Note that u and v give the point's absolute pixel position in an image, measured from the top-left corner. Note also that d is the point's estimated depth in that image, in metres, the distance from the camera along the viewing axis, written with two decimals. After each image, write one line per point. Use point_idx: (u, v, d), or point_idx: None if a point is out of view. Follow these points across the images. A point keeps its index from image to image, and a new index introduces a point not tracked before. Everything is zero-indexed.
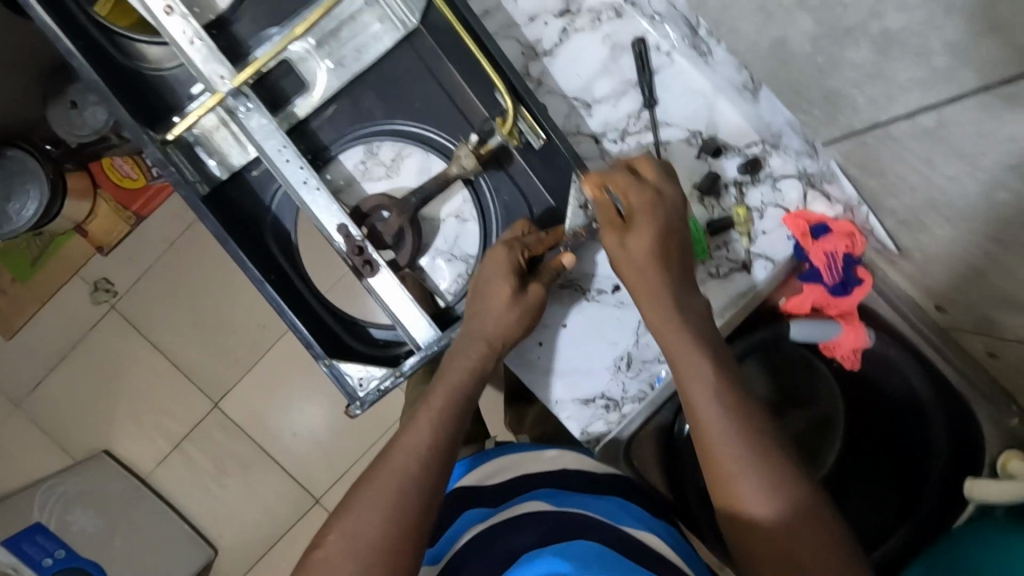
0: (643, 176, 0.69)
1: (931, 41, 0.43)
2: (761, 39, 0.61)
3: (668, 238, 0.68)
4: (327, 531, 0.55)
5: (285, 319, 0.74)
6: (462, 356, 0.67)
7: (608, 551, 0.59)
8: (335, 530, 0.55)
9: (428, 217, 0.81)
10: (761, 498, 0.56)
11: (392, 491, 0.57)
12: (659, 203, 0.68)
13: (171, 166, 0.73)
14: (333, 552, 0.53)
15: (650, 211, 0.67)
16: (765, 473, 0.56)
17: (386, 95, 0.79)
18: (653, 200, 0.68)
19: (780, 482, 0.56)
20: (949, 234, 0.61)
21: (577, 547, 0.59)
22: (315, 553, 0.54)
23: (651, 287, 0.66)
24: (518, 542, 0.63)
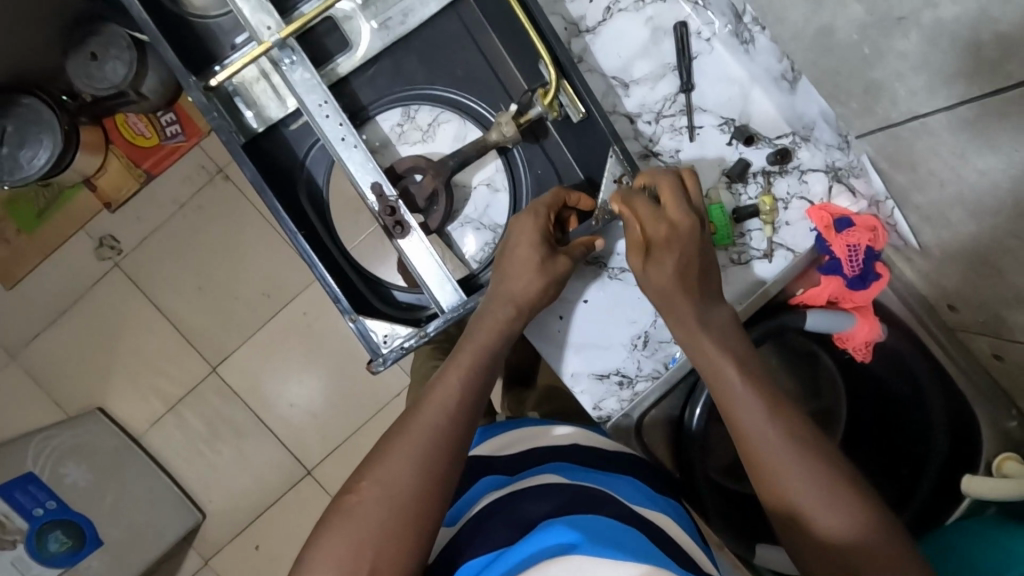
0: (663, 208, 0.70)
1: (982, 32, 0.45)
2: (809, 26, 0.62)
3: (689, 264, 0.68)
4: (357, 478, 0.56)
5: (314, 271, 0.75)
6: (489, 317, 0.68)
7: (624, 527, 0.60)
8: (365, 478, 0.55)
9: (459, 183, 0.82)
10: (797, 480, 0.57)
11: (422, 442, 0.57)
12: (676, 237, 0.68)
13: (213, 112, 0.73)
14: (364, 499, 0.54)
15: (671, 246, 0.68)
16: (793, 447, 0.58)
17: (429, 59, 0.79)
18: (673, 232, 0.68)
19: (808, 453, 0.58)
20: (972, 231, 0.63)
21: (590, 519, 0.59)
22: (346, 499, 0.55)
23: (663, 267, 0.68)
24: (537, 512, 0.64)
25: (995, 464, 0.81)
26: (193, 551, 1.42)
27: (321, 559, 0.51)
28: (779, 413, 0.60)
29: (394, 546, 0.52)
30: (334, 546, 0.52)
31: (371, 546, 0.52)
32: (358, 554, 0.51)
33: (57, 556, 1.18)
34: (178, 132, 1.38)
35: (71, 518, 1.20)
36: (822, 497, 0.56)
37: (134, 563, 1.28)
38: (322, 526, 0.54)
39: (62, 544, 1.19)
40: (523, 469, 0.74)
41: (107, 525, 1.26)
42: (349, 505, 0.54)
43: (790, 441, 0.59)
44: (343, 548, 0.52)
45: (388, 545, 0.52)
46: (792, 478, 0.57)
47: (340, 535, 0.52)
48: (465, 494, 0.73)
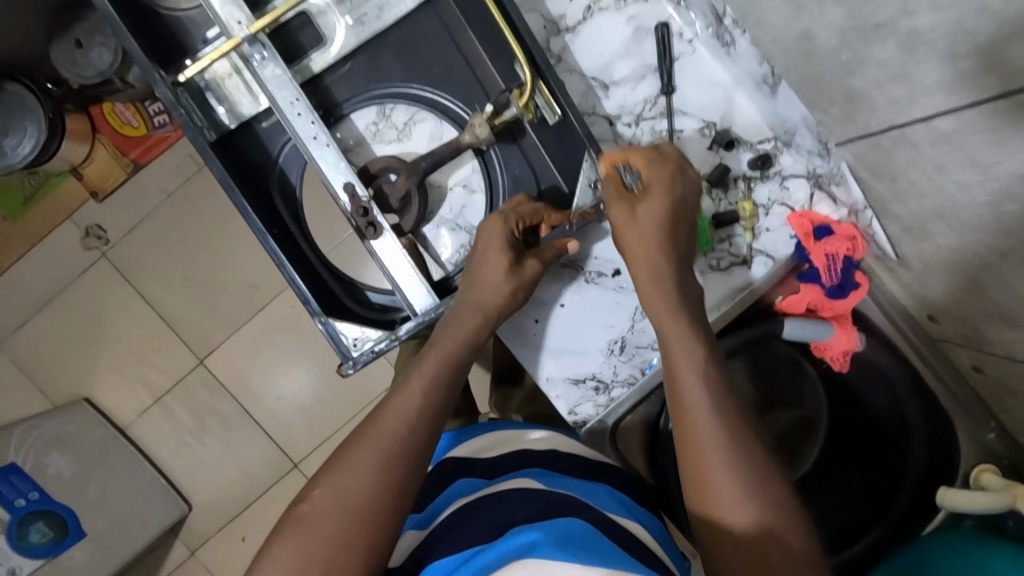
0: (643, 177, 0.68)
1: (957, 44, 0.43)
2: (788, 31, 0.60)
3: (678, 214, 0.68)
4: (313, 485, 0.55)
5: (284, 273, 0.74)
6: (458, 323, 0.67)
7: (596, 531, 0.58)
8: (320, 486, 0.54)
9: (435, 184, 0.80)
10: (733, 488, 0.52)
11: (380, 449, 0.56)
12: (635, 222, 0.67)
13: (180, 109, 0.72)
14: (317, 507, 0.53)
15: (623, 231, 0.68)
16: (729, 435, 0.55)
17: (404, 56, 0.78)
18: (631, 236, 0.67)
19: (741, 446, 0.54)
20: (952, 243, 0.62)
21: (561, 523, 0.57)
22: (300, 507, 0.54)
23: (652, 260, 0.66)
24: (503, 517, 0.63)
25: (972, 476, 0.80)
26: (178, 543, 1.42)
27: (271, 567, 0.50)
28: (733, 426, 0.56)
29: (345, 557, 0.51)
30: (284, 554, 0.51)
31: (322, 555, 0.51)
32: (308, 563, 0.50)
33: (37, 547, 1.17)
34: (165, 122, 1.36)
35: (54, 509, 1.20)
36: (761, 520, 0.51)
37: (118, 555, 1.28)
38: (276, 533, 0.53)
39: (44, 535, 1.19)
40: (494, 472, 0.73)
41: (92, 517, 1.25)
42: (302, 512, 0.53)
43: (736, 459, 0.54)
44: (293, 557, 0.51)
45: (340, 554, 0.51)
46: (733, 499, 0.52)
47: (291, 543, 0.51)
48: (438, 497, 0.72)
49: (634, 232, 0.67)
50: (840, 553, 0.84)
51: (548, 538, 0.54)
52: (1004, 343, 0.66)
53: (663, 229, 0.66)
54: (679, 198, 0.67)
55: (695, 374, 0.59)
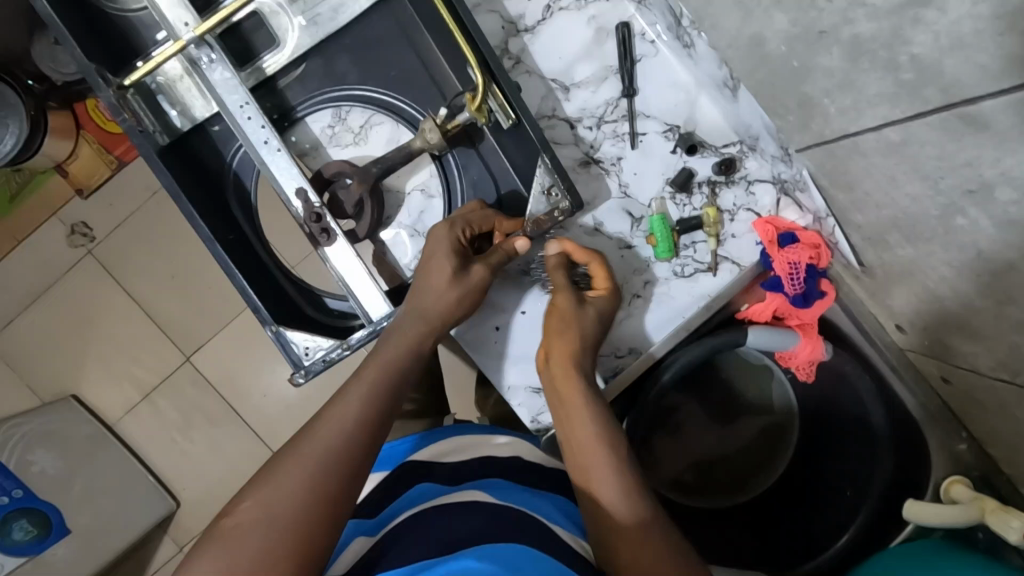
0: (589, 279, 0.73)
1: (898, 53, 0.41)
2: (741, 33, 0.58)
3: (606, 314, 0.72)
4: (239, 500, 0.52)
5: (234, 281, 0.72)
6: (403, 331, 0.66)
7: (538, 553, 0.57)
8: (245, 500, 0.52)
9: (392, 188, 0.79)
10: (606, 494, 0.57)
11: (311, 462, 0.54)
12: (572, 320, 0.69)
13: (125, 114, 0.71)
14: (243, 521, 0.50)
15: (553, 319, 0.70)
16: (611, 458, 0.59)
17: (358, 58, 0.76)
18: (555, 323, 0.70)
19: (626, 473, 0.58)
20: (911, 254, 0.60)
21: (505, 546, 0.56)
22: (224, 522, 0.51)
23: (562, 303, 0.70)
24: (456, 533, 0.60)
25: (944, 487, 0.77)
26: (167, 538, 1.43)
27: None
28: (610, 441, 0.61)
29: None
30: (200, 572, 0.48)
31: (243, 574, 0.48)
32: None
33: (19, 545, 1.14)
34: None
35: (40, 507, 1.17)
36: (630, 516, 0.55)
37: (103, 551, 1.29)
38: (195, 551, 0.50)
39: (27, 533, 1.15)
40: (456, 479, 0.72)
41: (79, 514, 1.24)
42: (225, 527, 0.50)
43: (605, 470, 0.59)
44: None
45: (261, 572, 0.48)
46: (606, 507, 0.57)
47: (210, 559, 0.48)
48: (395, 502, 0.71)
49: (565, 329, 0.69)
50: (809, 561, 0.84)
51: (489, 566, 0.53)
52: (967, 356, 0.64)
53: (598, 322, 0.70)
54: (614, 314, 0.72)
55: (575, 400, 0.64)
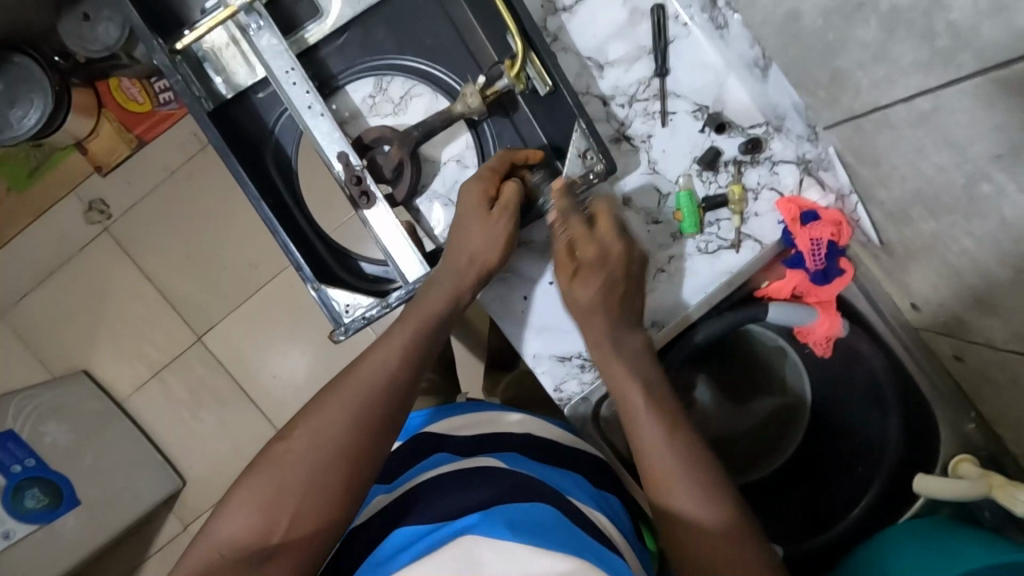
0: (596, 229, 0.73)
1: (936, 21, 0.44)
2: (778, 10, 0.61)
3: (612, 290, 0.71)
4: (291, 428, 0.58)
5: (278, 239, 0.75)
6: (435, 288, 0.69)
7: (563, 517, 0.59)
8: (298, 428, 0.58)
9: (428, 157, 0.81)
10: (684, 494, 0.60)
11: (358, 399, 0.60)
12: (607, 261, 0.71)
13: (177, 76, 0.73)
14: (292, 450, 0.56)
15: (597, 266, 0.71)
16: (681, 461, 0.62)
17: (399, 30, 0.79)
18: (602, 256, 0.71)
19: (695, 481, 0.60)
20: (932, 228, 0.62)
21: (534, 509, 0.59)
22: (278, 446, 0.57)
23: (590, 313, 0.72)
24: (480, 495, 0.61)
25: (952, 464, 0.81)
26: (173, 517, 1.46)
27: (243, 500, 0.54)
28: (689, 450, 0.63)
29: (313, 500, 0.54)
30: (256, 491, 0.54)
31: (295, 497, 0.54)
32: (279, 502, 0.54)
33: (33, 512, 1.17)
34: (171, 99, 1.38)
35: (51, 478, 1.20)
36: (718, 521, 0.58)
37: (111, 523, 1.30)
38: (249, 472, 0.56)
39: (39, 501, 1.18)
40: (473, 451, 0.73)
41: (87, 486, 1.26)
42: (277, 453, 0.56)
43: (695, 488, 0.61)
44: (266, 494, 0.54)
45: (309, 497, 0.54)
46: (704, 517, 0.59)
47: (265, 480, 0.55)
48: (411, 470, 0.72)
49: (614, 243, 0.72)
50: (819, 535, 0.86)
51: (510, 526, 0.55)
52: (982, 328, 0.66)
53: (601, 297, 0.71)
54: (613, 281, 0.71)
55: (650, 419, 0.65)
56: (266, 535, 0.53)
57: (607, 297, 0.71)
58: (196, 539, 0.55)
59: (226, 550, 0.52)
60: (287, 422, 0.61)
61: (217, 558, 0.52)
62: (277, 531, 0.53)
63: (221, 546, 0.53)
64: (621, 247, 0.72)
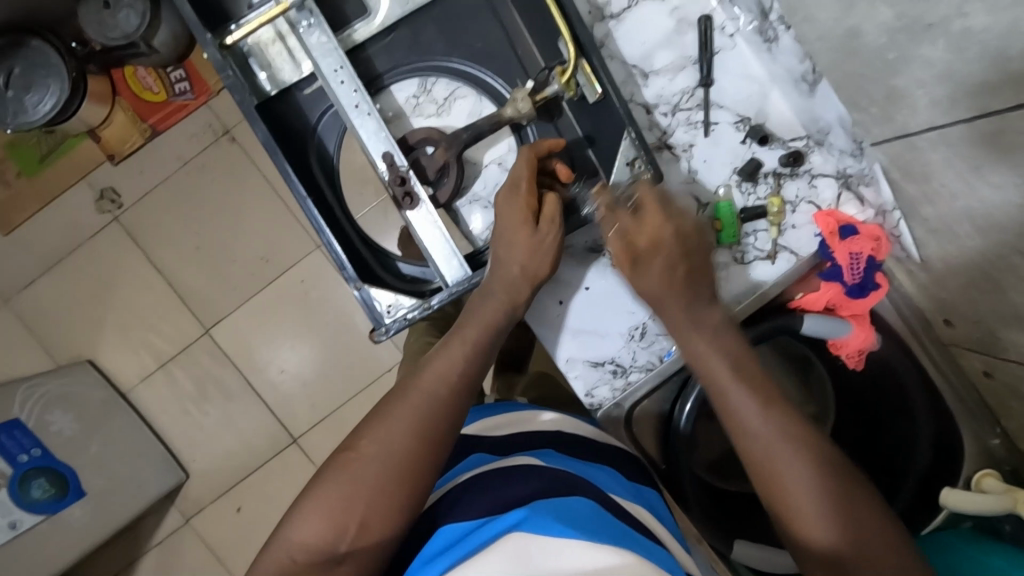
0: (643, 219, 0.73)
1: (1010, 45, 0.45)
2: (836, 26, 0.62)
3: (675, 268, 0.73)
4: (359, 438, 0.62)
5: (321, 237, 0.75)
6: (491, 297, 0.73)
7: (605, 511, 0.60)
8: (365, 438, 0.62)
9: (471, 159, 0.82)
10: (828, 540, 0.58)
11: (426, 408, 0.64)
12: (663, 245, 0.73)
13: (228, 71, 0.74)
14: (363, 456, 0.60)
15: (655, 253, 0.73)
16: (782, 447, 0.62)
17: (447, 30, 0.79)
18: (656, 243, 0.73)
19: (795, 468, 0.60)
20: (977, 246, 0.64)
21: (570, 503, 0.59)
22: (347, 455, 0.61)
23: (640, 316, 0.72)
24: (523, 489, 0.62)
25: (974, 479, 0.82)
26: (174, 510, 1.45)
27: (315, 506, 0.58)
28: (830, 482, 0.59)
29: (382, 505, 0.58)
30: (326, 497, 0.58)
31: (365, 500, 0.58)
32: (350, 507, 0.58)
33: (39, 503, 1.16)
34: (187, 89, 1.37)
35: (57, 468, 1.20)
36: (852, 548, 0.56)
37: (116, 515, 1.29)
38: (322, 477, 0.60)
39: (45, 491, 1.17)
40: (512, 449, 0.73)
41: (92, 476, 1.25)
42: (348, 459, 0.61)
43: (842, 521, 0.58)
44: (338, 496, 0.59)
45: (377, 503, 0.58)
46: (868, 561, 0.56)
47: (336, 487, 0.59)
48: (452, 470, 0.72)
49: (666, 225, 0.73)
50: None
51: (562, 519, 0.55)
52: (1018, 346, 0.67)
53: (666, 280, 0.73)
54: (677, 258, 0.73)
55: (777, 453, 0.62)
56: (336, 538, 0.57)
57: (670, 279, 0.73)
58: (269, 541, 0.59)
59: (300, 553, 0.56)
60: (351, 431, 0.65)
61: (291, 561, 0.56)
62: (347, 535, 0.57)
63: (296, 550, 0.57)
64: (672, 229, 0.73)
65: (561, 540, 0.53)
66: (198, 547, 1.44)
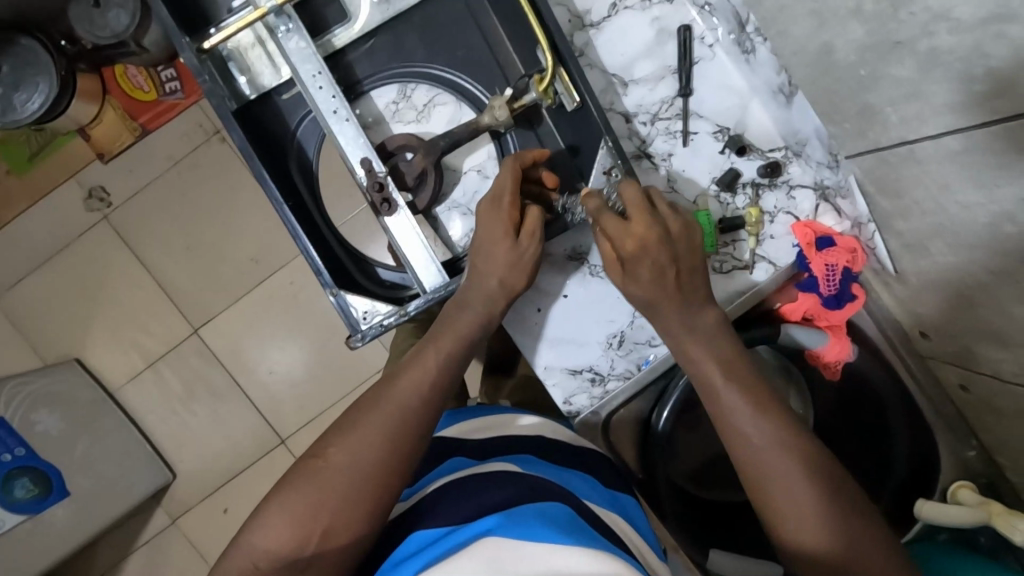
0: (631, 223, 0.70)
1: (975, 65, 0.45)
2: (810, 42, 0.62)
3: (663, 271, 0.70)
4: (327, 445, 0.62)
5: (298, 243, 0.75)
6: (468, 309, 0.73)
7: (579, 517, 0.61)
8: (333, 446, 0.62)
9: (451, 166, 0.82)
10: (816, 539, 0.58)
11: (397, 416, 0.64)
12: (650, 245, 0.69)
13: (205, 76, 0.73)
14: (331, 465, 0.60)
15: (644, 257, 0.69)
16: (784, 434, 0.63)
17: (428, 38, 0.79)
18: (643, 248, 0.69)
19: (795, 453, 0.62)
20: (949, 261, 0.64)
21: (543, 507, 0.59)
22: (315, 462, 0.61)
23: None
24: (499, 495, 0.62)
25: (951, 490, 0.83)
26: (160, 510, 1.45)
27: (279, 513, 0.58)
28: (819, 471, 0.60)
29: (347, 514, 0.58)
30: (291, 505, 0.58)
31: (331, 510, 0.58)
32: (315, 516, 0.58)
33: (23, 502, 1.15)
34: (177, 89, 1.36)
35: (42, 466, 1.19)
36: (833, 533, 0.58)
37: (101, 515, 1.29)
38: (288, 483, 0.60)
39: (29, 491, 1.16)
40: (489, 454, 0.73)
41: (76, 476, 1.25)
42: (315, 467, 0.60)
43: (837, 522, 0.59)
44: (303, 504, 0.58)
45: (343, 513, 0.58)
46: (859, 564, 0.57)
47: (301, 494, 0.59)
48: (427, 474, 0.71)
49: (651, 229, 0.69)
50: None
51: (536, 522, 0.56)
52: (992, 361, 0.68)
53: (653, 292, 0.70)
54: (661, 262, 0.70)
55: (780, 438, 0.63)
56: (300, 546, 0.57)
57: (661, 284, 0.70)
58: (233, 547, 0.59)
59: (262, 560, 0.56)
60: (321, 438, 0.65)
61: (253, 568, 0.56)
62: (311, 543, 0.57)
63: (259, 557, 0.57)
64: (659, 234, 0.69)
65: (534, 545, 0.52)
66: (185, 546, 1.44)
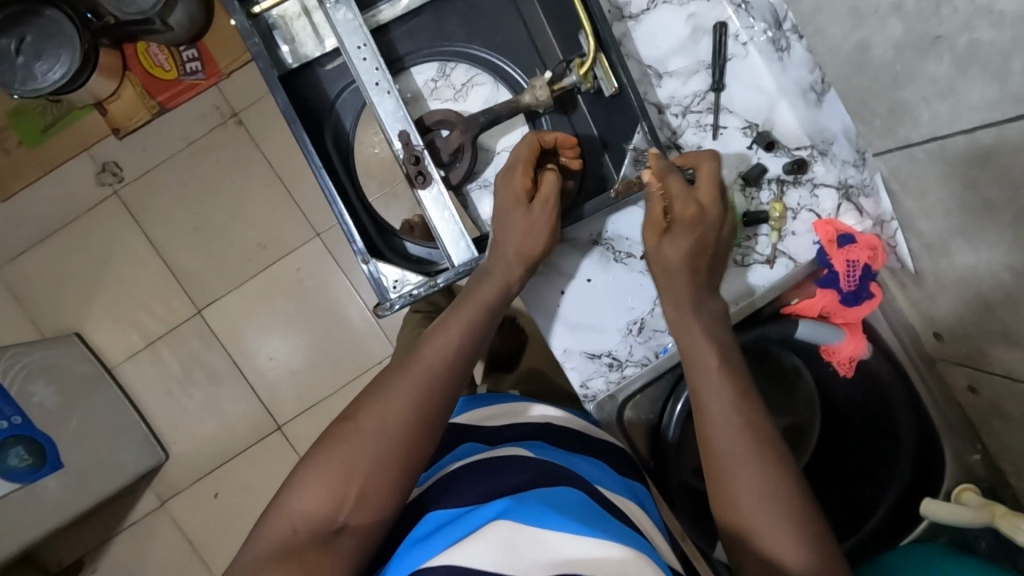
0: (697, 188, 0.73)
1: (1013, 61, 0.47)
2: (846, 40, 0.65)
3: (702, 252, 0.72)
4: (357, 410, 0.63)
5: (333, 209, 0.76)
6: (486, 278, 0.74)
7: (592, 503, 0.61)
8: (363, 410, 0.63)
9: (485, 145, 0.84)
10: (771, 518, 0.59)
11: (424, 381, 0.65)
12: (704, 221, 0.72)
13: (255, 38, 0.74)
14: (362, 427, 0.61)
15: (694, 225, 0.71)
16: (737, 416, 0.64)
17: (469, 20, 0.81)
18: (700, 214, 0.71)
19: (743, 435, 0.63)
20: (969, 260, 0.66)
21: (560, 493, 0.60)
22: (346, 425, 0.62)
23: None
24: (514, 479, 0.62)
25: (955, 493, 0.84)
26: (151, 492, 1.43)
27: (314, 476, 0.59)
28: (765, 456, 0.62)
29: (379, 476, 0.59)
30: (326, 468, 0.59)
31: (365, 472, 0.59)
32: (348, 478, 0.58)
33: (16, 470, 1.12)
34: (198, 70, 1.36)
35: (36, 436, 1.17)
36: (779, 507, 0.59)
37: (94, 492, 1.27)
38: (322, 447, 0.61)
39: (22, 460, 1.14)
40: (503, 439, 0.73)
41: (72, 449, 1.23)
42: (347, 430, 0.61)
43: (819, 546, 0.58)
44: (337, 466, 0.59)
45: (377, 475, 0.59)
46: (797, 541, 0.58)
47: (335, 457, 0.60)
48: (442, 458, 0.72)
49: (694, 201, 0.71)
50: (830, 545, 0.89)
51: (551, 509, 0.56)
52: (1003, 361, 0.70)
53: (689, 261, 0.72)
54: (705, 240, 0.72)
55: (768, 500, 0.59)
56: (336, 508, 0.58)
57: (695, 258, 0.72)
58: (270, 509, 0.59)
59: (301, 521, 0.57)
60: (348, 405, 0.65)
61: (292, 529, 0.57)
62: (346, 505, 0.58)
63: (296, 520, 0.57)
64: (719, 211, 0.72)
65: (550, 530, 0.53)
66: (172, 530, 1.42)
